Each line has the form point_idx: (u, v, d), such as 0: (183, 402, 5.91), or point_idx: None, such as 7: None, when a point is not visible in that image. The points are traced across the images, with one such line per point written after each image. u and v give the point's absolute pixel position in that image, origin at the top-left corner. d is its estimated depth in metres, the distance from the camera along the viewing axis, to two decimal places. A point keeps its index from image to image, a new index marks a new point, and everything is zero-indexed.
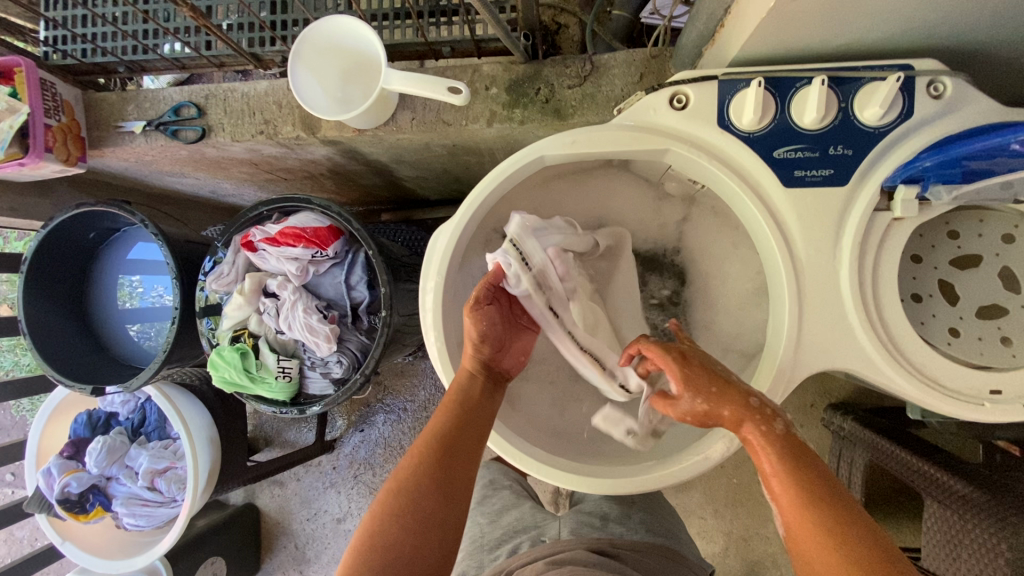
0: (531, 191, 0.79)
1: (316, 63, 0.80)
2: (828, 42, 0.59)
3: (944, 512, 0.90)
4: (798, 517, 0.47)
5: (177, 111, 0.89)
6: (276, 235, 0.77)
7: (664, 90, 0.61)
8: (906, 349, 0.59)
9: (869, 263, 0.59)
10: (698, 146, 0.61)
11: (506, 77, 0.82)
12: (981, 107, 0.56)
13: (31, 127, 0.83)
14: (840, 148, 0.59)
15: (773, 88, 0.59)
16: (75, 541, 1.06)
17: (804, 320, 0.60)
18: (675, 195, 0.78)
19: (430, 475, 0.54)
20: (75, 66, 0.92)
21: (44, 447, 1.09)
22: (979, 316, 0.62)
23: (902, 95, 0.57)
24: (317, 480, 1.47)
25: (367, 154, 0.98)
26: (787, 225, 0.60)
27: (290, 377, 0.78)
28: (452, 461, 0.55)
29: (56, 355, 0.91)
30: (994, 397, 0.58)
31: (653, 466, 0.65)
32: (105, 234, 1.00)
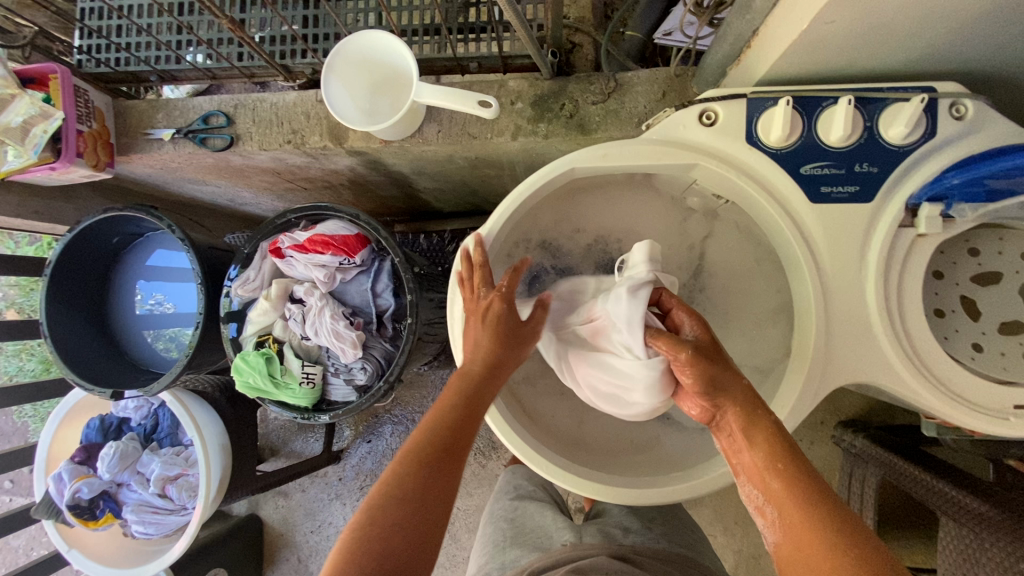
0: (555, 203, 0.80)
1: (347, 75, 0.82)
2: (854, 64, 0.61)
3: (960, 530, 0.91)
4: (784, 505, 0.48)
5: (206, 120, 0.91)
6: (305, 242, 0.78)
7: (694, 107, 0.63)
8: (931, 363, 0.60)
9: (894, 278, 0.60)
10: (726, 161, 0.63)
11: (531, 92, 0.84)
12: (1002, 129, 0.58)
13: (64, 132, 0.84)
14: (866, 166, 0.60)
15: (800, 107, 0.61)
16: (81, 549, 1.05)
17: (831, 334, 0.61)
18: (697, 210, 0.79)
19: (432, 475, 0.52)
20: (108, 74, 0.95)
21: (54, 451, 1.08)
22: (1002, 332, 0.63)
23: (926, 116, 0.59)
24: (322, 492, 1.45)
25: (390, 165, 0.99)
26: (814, 240, 0.62)
27: (314, 383, 0.78)
28: (455, 454, 0.54)
29: (76, 358, 0.91)
30: (1018, 412, 0.59)
31: (678, 477, 0.66)
32: (128, 239, 1.01)
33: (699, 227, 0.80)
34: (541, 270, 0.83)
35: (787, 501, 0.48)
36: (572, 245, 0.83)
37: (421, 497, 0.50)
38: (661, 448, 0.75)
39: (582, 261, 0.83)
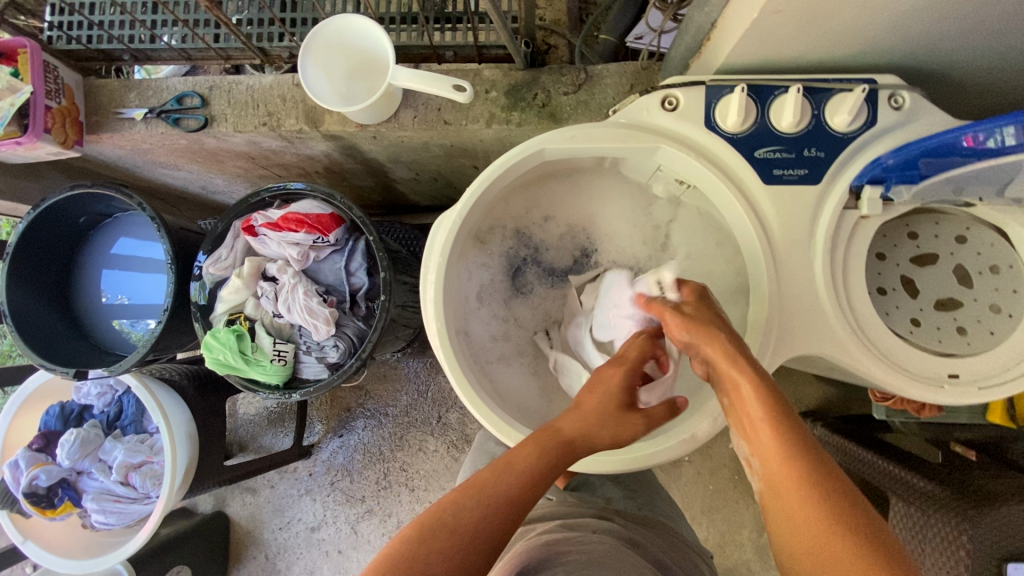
0: (527, 188, 0.83)
1: (324, 58, 0.83)
2: (804, 57, 0.66)
3: (909, 509, 0.95)
4: (769, 460, 0.50)
5: (180, 101, 0.91)
6: (278, 220, 0.79)
7: (657, 93, 0.67)
8: (873, 336, 0.65)
9: (840, 256, 0.65)
10: (687, 145, 0.67)
11: (505, 82, 0.87)
12: (936, 119, 0.63)
13: (31, 107, 0.83)
14: (814, 151, 0.65)
15: (754, 94, 0.65)
16: (37, 541, 1.02)
17: (783, 309, 0.65)
18: (662, 197, 0.83)
19: (495, 521, 0.52)
20: (80, 51, 0.95)
21: (11, 439, 1.05)
22: (938, 309, 0.68)
23: (867, 105, 0.64)
24: (292, 487, 1.43)
25: (366, 151, 1.00)
26: (766, 220, 0.66)
27: (285, 360, 0.79)
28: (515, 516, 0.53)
29: (37, 340, 0.89)
30: (951, 380, 0.64)
31: (642, 447, 0.69)
32: (96, 220, 0.99)
33: (664, 213, 0.83)
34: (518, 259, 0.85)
35: (775, 460, 0.49)
36: (544, 232, 0.85)
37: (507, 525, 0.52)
38: None
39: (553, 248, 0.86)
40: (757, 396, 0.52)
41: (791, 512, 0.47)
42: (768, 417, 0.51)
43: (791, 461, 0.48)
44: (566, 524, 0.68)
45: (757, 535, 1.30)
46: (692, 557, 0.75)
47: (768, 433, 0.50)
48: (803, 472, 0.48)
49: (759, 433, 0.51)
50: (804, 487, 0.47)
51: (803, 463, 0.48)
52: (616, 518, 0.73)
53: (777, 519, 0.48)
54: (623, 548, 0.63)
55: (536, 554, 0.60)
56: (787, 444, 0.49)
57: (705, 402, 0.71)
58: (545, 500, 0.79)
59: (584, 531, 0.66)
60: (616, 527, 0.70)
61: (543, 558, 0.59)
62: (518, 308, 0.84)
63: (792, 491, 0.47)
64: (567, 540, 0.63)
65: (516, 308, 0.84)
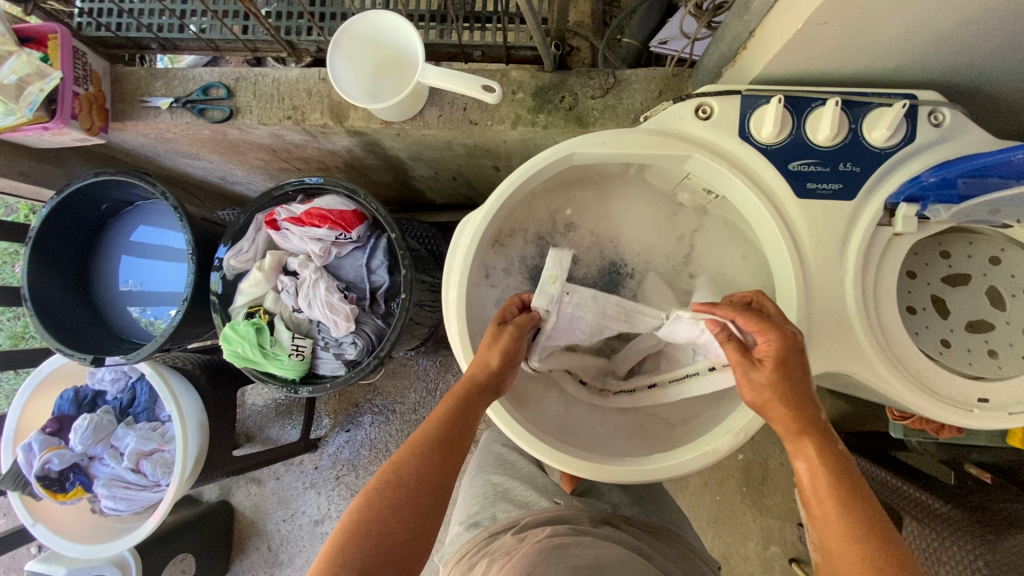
0: (551, 192, 0.82)
1: (352, 53, 0.83)
2: (842, 69, 0.65)
3: (923, 530, 0.93)
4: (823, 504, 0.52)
5: (206, 91, 0.90)
6: (302, 215, 0.79)
7: (691, 101, 0.66)
8: (901, 355, 0.63)
9: (871, 274, 0.64)
10: (719, 154, 0.66)
11: (532, 84, 0.86)
12: (976, 138, 0.62)
13: (60, 93, 0.83)
14: (850, 165, 0.64)
15: (791, 106, 0.64)
16: (46, 524, 1.02)
17: (812, 326, 0.64)
18: (688, 206, 0.82)
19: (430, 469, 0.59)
20: (108, 38, 0.95)
21: (24, 422, 1.05)
22: (968, 331, 0.66)
23: (906, 121, 0.63)
24: (297, 480, 1.43)
25: (388, 148, 1.00)
26: (798, 233, 0.65)
27: (303, 355, 0.78)
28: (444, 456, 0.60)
29: (55, 324, 0.89)
30: (981, 404, 0.62)
31: (660, 458, 0.69)
32: (118, 207, 1.00)
33: (688, 223, 0.82)
34: (549, 268, 0.84)
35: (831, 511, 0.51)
36: (568, 241, 0.84)
37: (415, 499, 0.57)
38: (646, 436, 0.76)
39: (585, 261, 0.84)
40: (831, 453, 0.53)
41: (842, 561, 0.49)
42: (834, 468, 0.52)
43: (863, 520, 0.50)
44: (574, 529, 0.69)
45: (763, 549, 1.29)
46: (702, 568, 0.76)
47: (832, 504, 0.51)
48: (861, 544, 0.49)
49: (822, 502, 0.52)
50: (860, 560, 0.48)
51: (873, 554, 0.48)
52: (624, 526, 0.75)
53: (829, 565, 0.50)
54: (633, 558, 0.64)
55: (547, 556, 0.61)
56: (850, 511, 0.50)
57: (724, 417, 0.70)
58: (552, 504, 0.79)
59: (592, 537, 0.68)
60: (625, 536, 0.71)
61: (553, 558, 0.60)
62: None
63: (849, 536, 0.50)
64: (577, 545, 0.64)
65: None
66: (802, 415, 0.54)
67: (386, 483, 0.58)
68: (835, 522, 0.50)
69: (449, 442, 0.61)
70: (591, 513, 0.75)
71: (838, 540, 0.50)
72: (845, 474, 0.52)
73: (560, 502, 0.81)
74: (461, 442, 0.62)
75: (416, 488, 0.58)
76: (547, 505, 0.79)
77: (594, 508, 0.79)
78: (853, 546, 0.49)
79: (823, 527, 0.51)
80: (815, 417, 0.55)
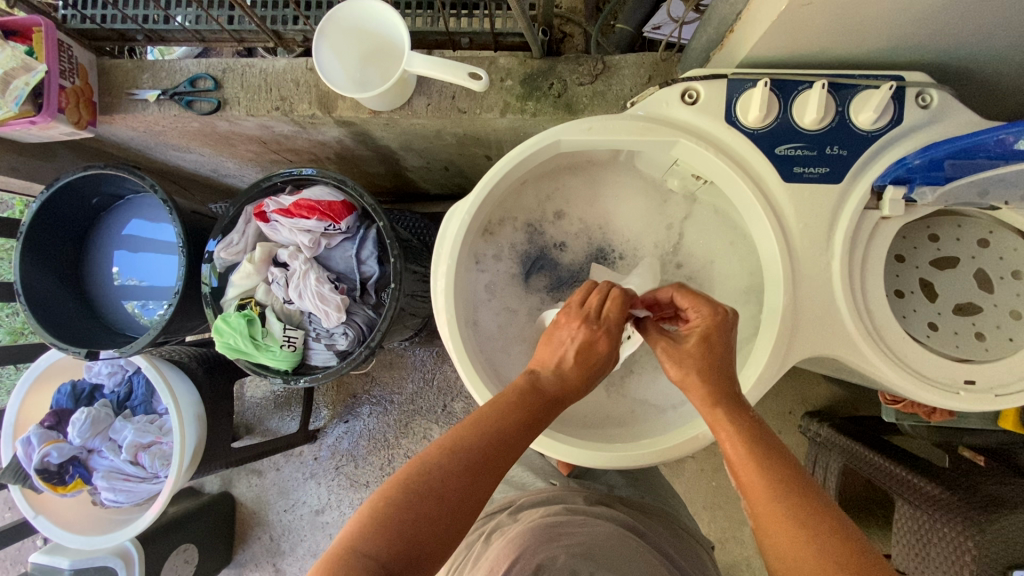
0: (539, 180, 0.82)
1: (338, 42, 0.82)
2: (829, 52, 0.65)
3: (915, 513, 0.93)
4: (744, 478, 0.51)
5: (193, 83, 0.90)
6: (290, 207, 0.79)
7: (678, 85, 0.66)
8: (889, 336, 0.63)
9: (858, 259, 0.64)
10: (706, 139, 0.66)
11: (521, 71, 0.86)
12: (963, 119, 0.62)
13: (45, 87, 0.83)
14: (837, 149, 0.64)
15: (778, 89, 0.64)
16: (48, 516, 1.04)
17: (799, 310, 0.64)
18: (678, 192, 0.82)
19: (479, 481, 0.50)
20: (94, 31, 0.94)
21: (24, 416, 1.06)
22: (955, 313, 0.67)
23: (894, 103, 0.63)
24: (297, 470, 1.44)
25: (378, 138, 0.99)
26: (785, 217, 0.65)
27: (295, 346, 0.79)
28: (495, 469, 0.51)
29: (48, 319, 0.90)
30: (968, 386, 0.62)
31: (648, 444, 0.69)
32: (110, 200, 1.00)
33: (678, 210, 0.82)
34: (541, 254, 0.84)
35: (756, 483, 0.50)
36: (557, 228, 0.84)
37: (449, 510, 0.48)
38: (637, 423, 0.77)
39: (578, 247, 0.84)
40: (746, 429, 0.53)
41: (774, 536, 0.48)
42: (744, 438, 0.53)
43: (784, 483, 0.49)
44: (569, 508, 0.69)
45: None
46: (694, 547, 0.78)
47: (753, 469, 0.51)
48: (785, 506, 0.48)
49: (746, 468, 0.51)
50: (787, 525, 0.47)
51: (797, 518, 0.47)
52: (619, 506, 0.76)
53: (766, 538, 0.48)
54: (625, 534, 0.65)
55: (540, 534, 0.61)
56: (771, 476, 0.50)
57: None
58: (548, 486, 0.81)
59: (584, 515, 0.68)
60: (618, 514, 0.72)
61: (546, 537, 0.60)
62: (530, 302, 0.83)
63: (776, 508, 0.48)
64: (571, 524, 0.65)
65: (529, 301, 0.83)
66: (716, 386, 0.55)
67: (413, 475, 0.49)
68: (760, 491, 0.50)
69: (499, 459, 0.52)
70: (587, 493, 0.76)
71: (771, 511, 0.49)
72: (767, 448, 0.52)
73: (555, 485, 0.82)
74: (503, 459, 0.52)
75: (447, 494, 0.49)
76: (544, 486, 0.81)
77: (590, 490, 0.80)
78: (778, 513, 0.48)
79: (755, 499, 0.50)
80: (731, 392, 0.56)
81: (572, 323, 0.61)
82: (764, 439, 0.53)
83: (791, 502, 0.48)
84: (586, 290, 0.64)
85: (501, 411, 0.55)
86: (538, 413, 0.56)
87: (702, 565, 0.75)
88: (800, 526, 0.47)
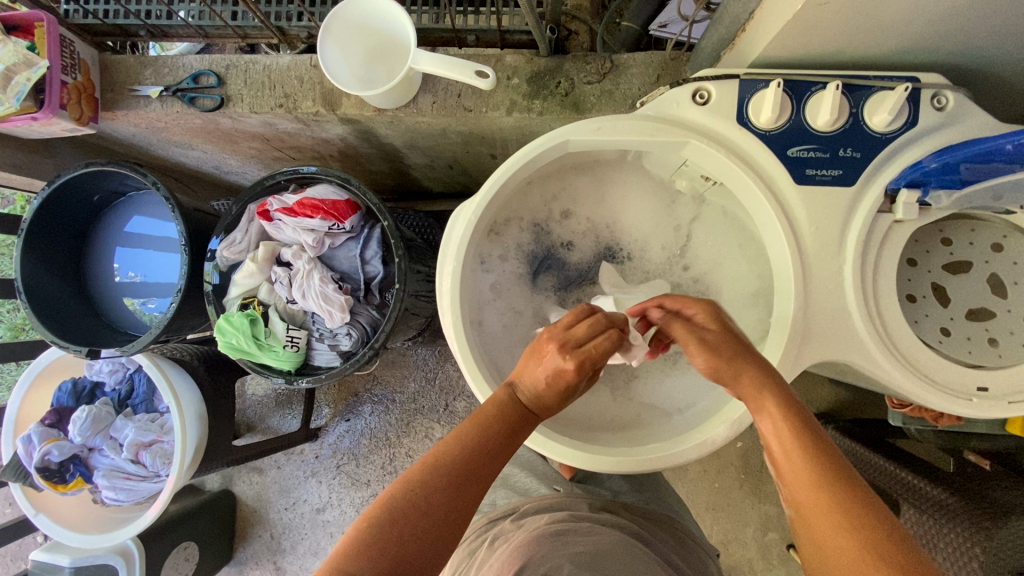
0: (546, 180, 0.81)
1: (343, 39, 0.81)
2: (843, 52, 0.64)
3: (921, 518, 0.92)
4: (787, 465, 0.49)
5: (196, 79, 0.89)
6: (294, 205, 0.78)
7: (688, 85, 0.65)
8: (901, 342, 0.62)
9: (871, 263, 0.63)
10: (716, 141, 0.65)
11: (528, 69, 0.84)
12: (979, 122, 0.61)
13: (47, 82, 0.82)
14: (850, 151, 0.63)
15: (790, 90, 0.63)
16: (48, 514, 1.03)
17: (809, 314, 0.63)
18: (686, 193, 0.81)
19: (464, 493, 0.50)
20: (96, 26, 0.93)
21: (24, 414, 1.06)
22: (968, 319, 0.66)
23: (908, 104, 0.62)
24: (298, 469, 1.43)
25: (382, 136, 0.98)
26: (796, 220, 0.64)
27: (298, 347, 0.78)
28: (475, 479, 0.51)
29: (49, 317, 0.89)
30: (980, 393, 0.61)
31: (654, 448, 0.69)
32: (111, 196, 0.99)
33: (686, 211, 0.81)
34: (547, 253, 0.83)
35: (802, 469, 0.47)
36: (564, 228, 0.83)
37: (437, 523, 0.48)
38: (642, 426, 0.76)
39: (585, 246, 0.83)
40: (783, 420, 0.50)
41: (819, 525, 0.44)
42: (786, 423, 0.50)
43: (830, 470, 0.46)
44: (572, 516, 0.69)
45: (762, 535, 1.29)
46: (698, 554, 0.78)
47: (797, 455, 0.48)
48: (831, 492, 0.45)
49: (789, 455, 0.49)
50: (833, 512, 0.44)
51: (843, 506, 0.44)
52: (622, 512, 0.75)
53: (810, 528, 0.45)
54: (630, 542, 0.65)
55: (543, 543, 0.61)
56: (814, 462, 0.47)
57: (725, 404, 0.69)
58: (550, 492, 0.81)
59: (589, 522, 0.68)
60: (622, 521, 0.71)
61: (551, 546, 0.60)
62: (536, 303, 0.83)
63: (820, 494, 0.45)
64: (574, 532, 0.64)
65: (534, 302, 0.82)
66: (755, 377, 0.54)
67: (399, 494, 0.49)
68: (803, 477, 0.47)
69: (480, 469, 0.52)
70: (591, 500, 0.76)
71: (812, 499, 0.46)
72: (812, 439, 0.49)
73: (558, 490, 0.82)
74: (489, 472, 0.53)
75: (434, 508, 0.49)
76: (547, 492, 0.81)
77: (593, 496, 0.79)
78: (823, 499, 0.45)
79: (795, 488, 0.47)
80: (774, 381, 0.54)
81: (566, 365, 0.56)
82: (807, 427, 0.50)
83: (837, 489, 0.45)
84: (587, 325, 0.58)
85: (490, 430, 0.55)
86: (519, 434, 0.56)
87: (706, 573, 0.74)
88: (846, 514, 0.43)
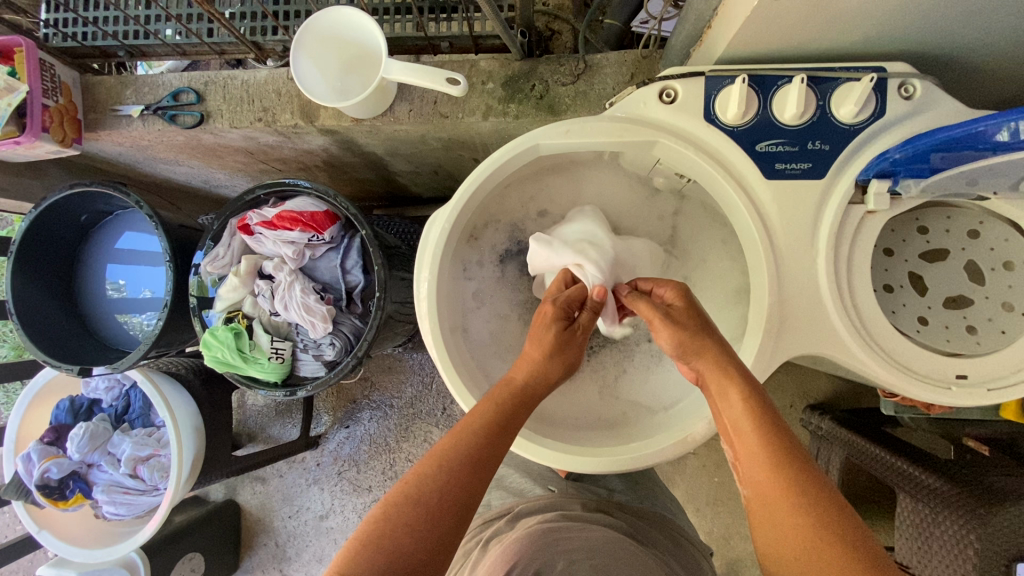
0: (522, 182, 0.81)
1: (317, 53, 0.82)
2: (808, 45, 0.64)
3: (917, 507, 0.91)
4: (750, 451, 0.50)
5: (175, 97, 0.90)
6: (274, 218, 0.79)
7: (654, 85, 0.65)
8: (878, 334, 0.62)
9: (844, 255, 0.62)
10: (686, 138, 0.65)
11: (502, 73, 0.85)
12: (946, 108, 0.61)
13: (28, 106, 0.83)
14: (819, 144, 0.63)
15: (756, 85, 0.63)
16: (51, 531, 1.05)
17: (784, 309, 0.63)
18: (665, 190, 0.81)
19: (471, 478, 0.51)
20: (75, 49, 0.95)
21: (23, 433, 1.07)
22: (946, 307, 0.65)
23: (875, 95, 0.62)
24: (300, 477, 1.45)
25: (363, 145, 0.99)
26: (769, 215, 0.64)
27: (283, 358, 0.79)
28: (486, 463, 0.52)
29: (42, 336, 0.91)
30: (959, 381, 0.61)
31: (636, 447, 0.69)
32: (99, 216, 1.00)
33: (665, 208, 0.82)
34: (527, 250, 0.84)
35: (761, 459, 0.49)
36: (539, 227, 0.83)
37: (438, 518, 0.48)
38: (629, 424, 0.77)
39: None
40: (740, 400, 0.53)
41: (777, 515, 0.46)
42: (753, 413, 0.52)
43: (787, 454, 0.49)
44: (564, 514, 0.69)
45: None
46: (689, 554, 0.78)
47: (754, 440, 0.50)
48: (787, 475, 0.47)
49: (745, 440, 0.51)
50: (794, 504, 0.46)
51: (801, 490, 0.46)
52: (616, 513, 0.76)
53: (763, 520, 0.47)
54: (624, 539, 0.65)
55: (539, 539, 0.62)
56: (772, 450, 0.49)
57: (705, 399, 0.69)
58: (545, 493, 0.82)
59: (582, 521, 0.68)
60: (614, 520, 0.72)
61: (544, 543, 0.61)
62: (520, 304, 0.83)
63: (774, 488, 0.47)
64: (567, 530, 0.65)
65: (518, 304, 0.83)
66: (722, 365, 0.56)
67: (399, 495, 0.49)
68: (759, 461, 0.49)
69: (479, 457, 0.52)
70: (584, 501, 0.76)
71: (760, 477, 0.49)
72: (763, 423, 0.51)
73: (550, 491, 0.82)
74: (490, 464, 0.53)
75: (440, 505, 0.48)
76: (540, 494, 0.81)
77: (586, 497, 0.80)
78: (780, 484, 0.47)
79: (743, 467, 0.51)
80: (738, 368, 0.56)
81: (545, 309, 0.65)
82: (768, 416, 0.52)
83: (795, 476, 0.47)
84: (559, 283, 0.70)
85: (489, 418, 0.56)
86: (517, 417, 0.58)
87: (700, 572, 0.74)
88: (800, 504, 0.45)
